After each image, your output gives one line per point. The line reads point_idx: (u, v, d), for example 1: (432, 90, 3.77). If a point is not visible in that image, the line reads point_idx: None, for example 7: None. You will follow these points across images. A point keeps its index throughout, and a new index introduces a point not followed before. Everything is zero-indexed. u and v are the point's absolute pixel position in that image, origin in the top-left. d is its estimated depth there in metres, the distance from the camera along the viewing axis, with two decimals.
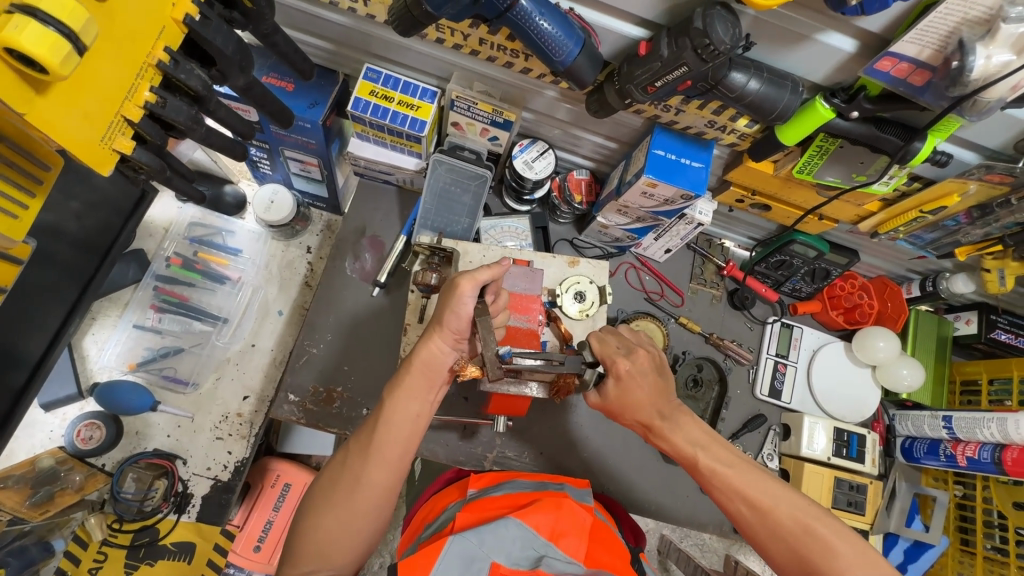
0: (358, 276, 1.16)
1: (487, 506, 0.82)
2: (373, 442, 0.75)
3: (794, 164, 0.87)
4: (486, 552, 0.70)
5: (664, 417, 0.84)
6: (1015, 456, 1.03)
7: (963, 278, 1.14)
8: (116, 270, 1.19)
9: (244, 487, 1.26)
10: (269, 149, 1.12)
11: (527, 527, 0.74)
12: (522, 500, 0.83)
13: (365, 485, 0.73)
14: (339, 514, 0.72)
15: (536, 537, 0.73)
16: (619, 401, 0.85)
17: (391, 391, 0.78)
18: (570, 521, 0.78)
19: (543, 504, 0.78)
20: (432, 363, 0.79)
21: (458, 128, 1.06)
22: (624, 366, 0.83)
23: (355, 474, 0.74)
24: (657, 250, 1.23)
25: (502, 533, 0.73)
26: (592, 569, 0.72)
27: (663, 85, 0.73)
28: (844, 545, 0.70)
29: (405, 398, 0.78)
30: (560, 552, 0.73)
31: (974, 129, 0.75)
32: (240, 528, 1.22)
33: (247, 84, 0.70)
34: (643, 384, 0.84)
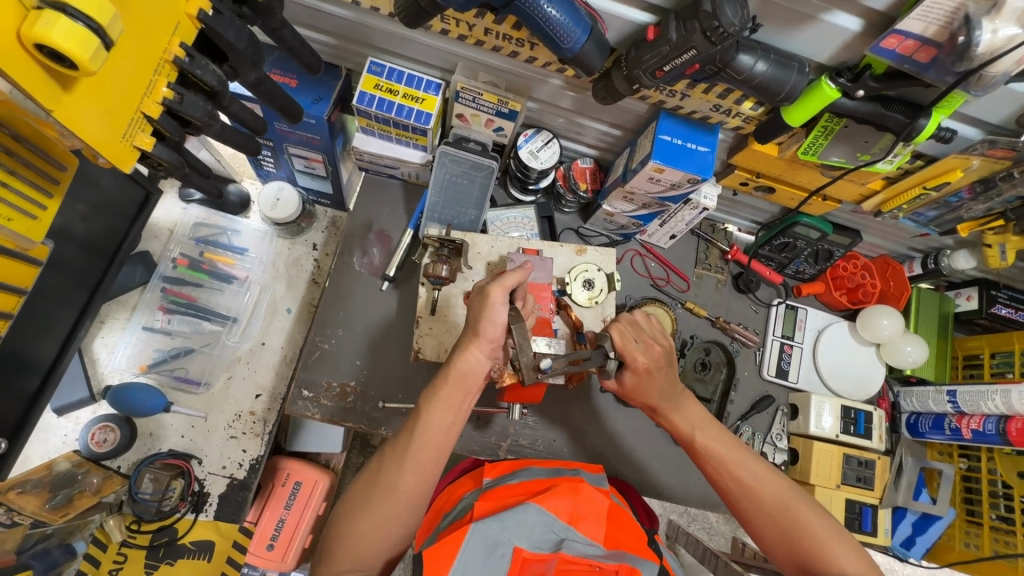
0: (366, 271, 1.16)
1: (506, 492, 0.83)
2: (410, 451, 0.77)
3: (799, 145, 0.89)
4: (508, 538, 0.71)
5: (670, 400, 0.86)
6: (1020, 426, 1.04)
7: (964, 254, 1.15)
8: (122, 272, 1.18)
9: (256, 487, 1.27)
10: (274, 146, 1.13)
11: (546, 512, 0.75)
12: (540, 487, 0.85)
13: (400, 492, 0.75)
14: (376, 521, 0.74)
15: (556, 521, 0.74)
16: (636, 388, 0.85)
17: (427, 402, 0.79)
18: (589, 505, 0.78)
19: (561, 489, 0.78)
20: (469, 372, 0.79)
21: (463, 120, 1.05)
22: (643, 361, 0.82)
23: (390, 482, 0.76)
24: (662, 236, 1.24)
25: (522, 518, 0.73)
26: (612, 550, 0.74)
27: (672, 70, 0.74)
28: (819, 523, 0.78)
29: (440, 409, 0.78)
30: (580, 536, 0.74)
31: (977, 105, 0.76)
32: (254, 525, 1.23)
33: (257, 79, 0.70)
34: (659, 377, 0.84)
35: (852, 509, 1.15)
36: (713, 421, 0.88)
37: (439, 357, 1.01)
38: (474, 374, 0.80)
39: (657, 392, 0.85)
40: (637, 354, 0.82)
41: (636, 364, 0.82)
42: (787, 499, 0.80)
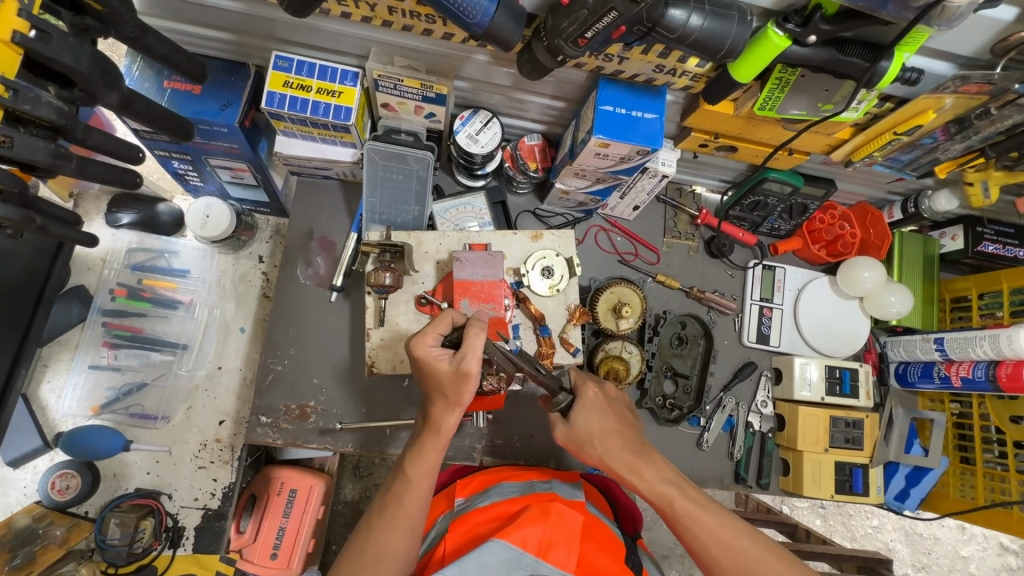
0: (313, 282, 1.09)
1: (475, 519, 0.80)
2: (401, 516, 0.77)
3: (754, 101, 0.80)
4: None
5: (638, 454, 0.81)
6: (1010, 371, 1.00)
7: (945, 194, 1.08)
8: (58, 312, 1.12)
9: (250, 497, 1.21)
10: (192, 159, 1.04)
11: (513, 546, 0.71)
12: (511, 509, 0.81)
13: (387, 555, 0.76)
14: None
15: (523, 556, 0.70)
16: (584, 433, 0.82)
17: (411, 462, 0.81)
18: (561, 529, 0.74)
19: (530, 516, 0.75)
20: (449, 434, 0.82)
21: (389, 109, 0.97)
22: (592, 391, 0.84)
23: (378, 546, 0.76)
24: (625, 209, 1.17)
25: (485, 561, 0.69)
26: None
27: (595, 36, 0.64)
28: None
29: (422, 468, 0.80)
30: (551, 568, 0.70)
31: (945, 37, 0.67)
32: (252, 538, 1.18)
33: (124, 100, 0.62)
34: (608, 418, 0.83)
35: (843, 472, 1.12)
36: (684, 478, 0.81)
37: (395, 369, 0.96)
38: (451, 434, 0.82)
39: (603, 433, 0.82)
40: (590, 387, 0.85)
41: (587, 397, 0.84)
42: (777, 559, 0.75)
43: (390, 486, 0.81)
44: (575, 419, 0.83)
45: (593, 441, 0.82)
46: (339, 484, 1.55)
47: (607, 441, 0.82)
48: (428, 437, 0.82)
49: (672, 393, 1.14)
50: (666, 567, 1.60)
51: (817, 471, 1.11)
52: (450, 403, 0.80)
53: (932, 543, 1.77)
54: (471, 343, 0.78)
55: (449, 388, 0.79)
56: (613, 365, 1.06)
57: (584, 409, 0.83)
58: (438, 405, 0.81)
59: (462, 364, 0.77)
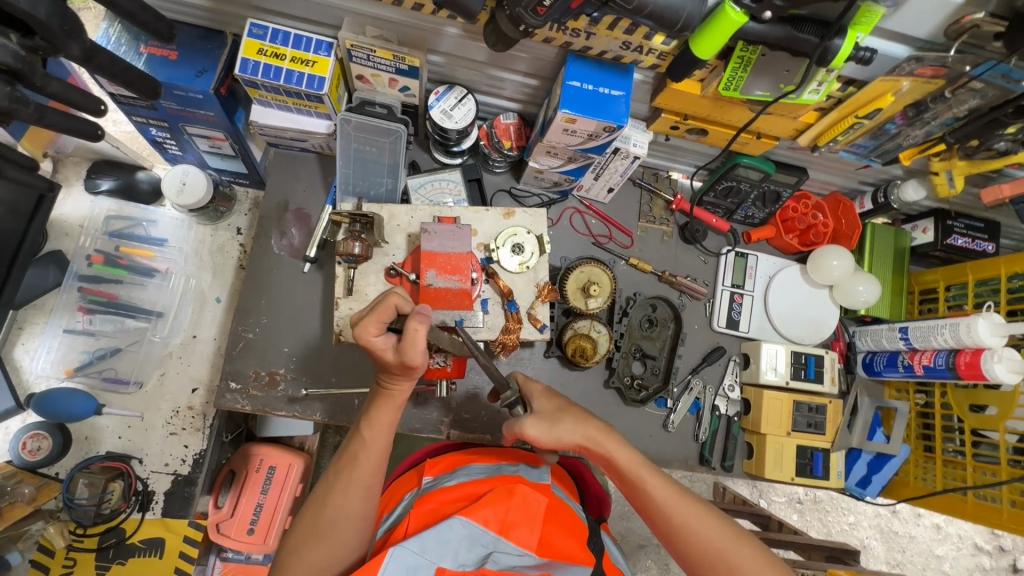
0: (287, 253, 1.10)
1: (441, 498, 0.82)
2: (355, 476, 0.79)
3: (719, 80, 0.82)
4: (429, 560, 0.69)
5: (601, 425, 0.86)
6: (968, 359, 1.01)
7: (914, 184, 1.10)
8: (32, 274, 1.13)
9: (229, 473, 1.28)
10: (170, 126, 1.05)
11: (474, 524, 0.75)
12: (477, 490, 0.84)
13: (345, 517, 0.77)
14: (329, 552, 0.75)
15: (484, 533, 0.75)
16: (551, 416, 0.86)
17: (367, 423, 0.83)
18: (523, 511, 0.78)
19: (493, 497, 0.79)
20: (397, 397, 0.84)
21: (364, 81, 0.98)
22: (539, 386, 0.92)
23: (336, 509, 0.77)
24: (600, 191, 1.18)
25: (447, 536, 0.73)
26: (545, 558, 0.75)
27: (553, 5, 0.65)
28: (749, 550, 0.76)
29: (378, 426, 0.83)
30: (511, 546, 0.75)
31: (899, 18, 0.68)
32: (229, 513, 1.25)
33: (85, 52, 0.63)
34: (555, 397, 0.90)
35: (804, 455, 1.14)
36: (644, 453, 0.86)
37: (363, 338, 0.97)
38: (403, 399, 0.85)
39: (564, 408, 0.88)
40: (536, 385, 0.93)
41: (536, 387, 0.92)
42: (724, 526, 0.78)
43: (345, 448, 0.82)
44: (536, 404, 0.89)
45: (561, 418, 0.86)
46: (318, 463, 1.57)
47: (573, 416, 0.86)
48: (381, 403, 0.84)
49: (641, 374, 1.16)
50: (640, 556, 1.61)
51: (779, 455, 1.12)
52: (399, 375, 0.81)
53: (907, 541, 1.78)
54: (415, 333, 0.75)
55: (395, 368, 0.80)
56: (580, 343, 1.08)
57: (538, 396, 0.90)
58: (388, 377, 0.83)
59: (406, 358, 0.77)
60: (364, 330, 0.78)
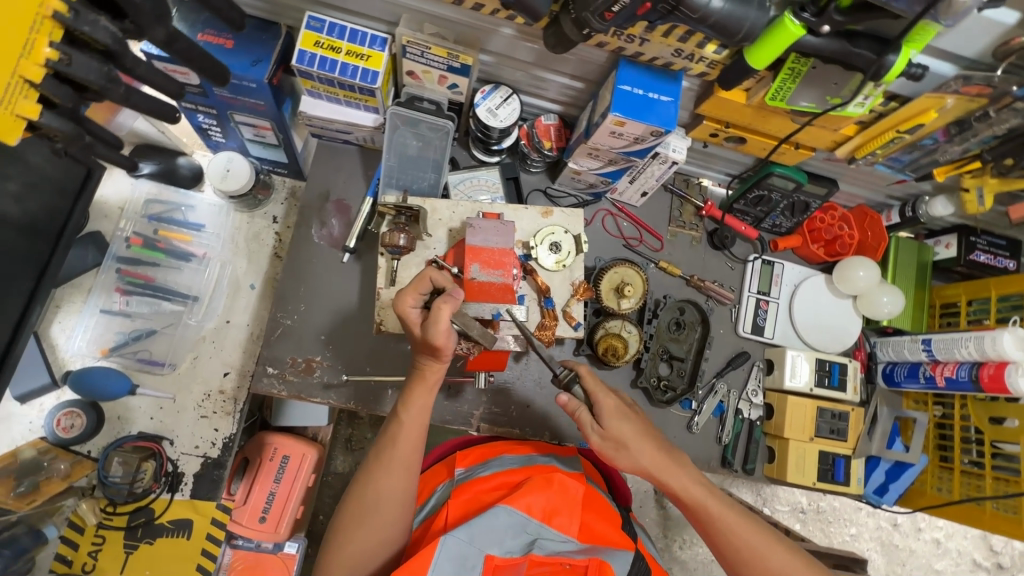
0: (327, 243, 1.11)
1: (477, 488, 0.85)
2: (393, 458, 0.82)
3: (767, 90, 0.84)
4: (477, 548, 0.74)
5: (666, 453, 0.89)
6: (992, 372, 1.04)
7: (943, 200, 1.13)
8: (73, 254, 1.14)
9: (244, 462, 1.29)
10: (218, 113, 1.06)
11: (518, 512, 0.77)
12: (513, 479, 0.87)
13: (385, 498, 0.81)
14: (376, 530, 0.80)
15: (529, 521, 0.78)
16: (615, 437, 0.88)
17: (403, 406, 0.86)
18: (563, 497, 0.81)
19: (534, 485, 0.80)
20: (432, 378, 0.86)
21: (414, 77, 1.00)
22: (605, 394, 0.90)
23: (377, 490, 0.81)
24: (633, 194, 1.20)
25: (493, 524, 0.76)
26: (586, 543, 0.79)
27: (621, 10, 0.68)
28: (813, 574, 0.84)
29: (415, 410, 0.85)
30: (553, 533, 0.78)
31: (951, 37, 0.71)
32: (243, 501, 1.26)
33: (169, 38, 0.65)
34: (627, 420, 0.89)
35: (826, 461, 1.16)
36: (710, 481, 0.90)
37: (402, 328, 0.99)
38: (437, 381, 0.87)
39: (635, 436, 0.88)
40: (606, 395, 0.90)
41: (607, 404, 0.89)
42: (791, 556, 0.85)
43: (383, 431, 0.86)
44: (607, 424, 0.88)
45: (628, 444, 0.88)
46: (330, 455, 1.59)
47: (641, 446, 0.88)
48: (415, 384, 0.86)
49: (668, 375, 1.18)
50: None
51: (801, 460, 1.14)
52: (430, 355, 0.84)
53: (907, 555, 1.80)
54: (436, 310, 0.79)
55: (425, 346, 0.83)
56: (611, 342, 1.10)
57: (609, 416, 0.89)
58: (426, 360, 0.85)
59: (432, 338, 0.80)
60: (401, 299, 0.83)
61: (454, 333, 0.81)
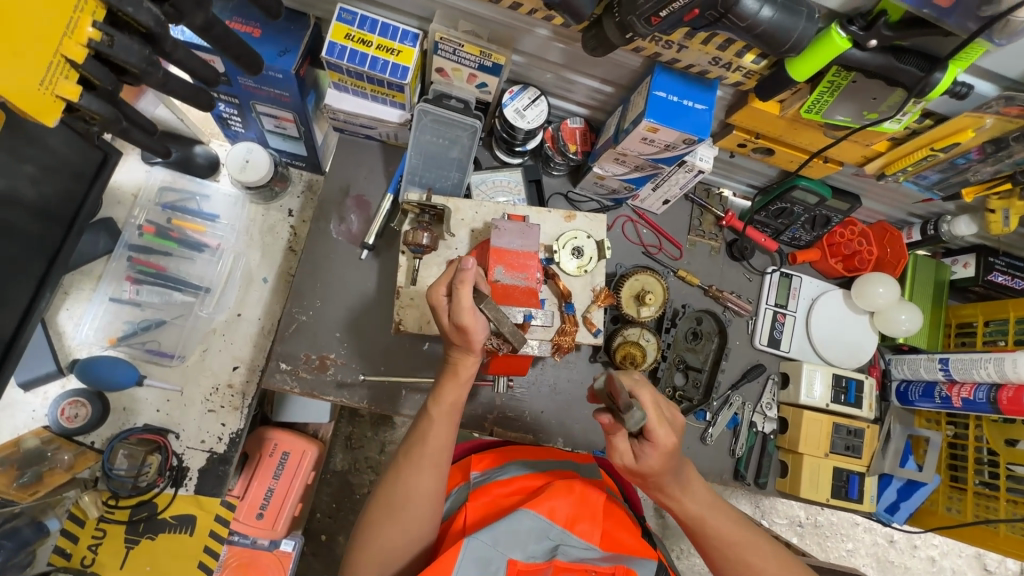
0: (345, 239, 1.10)
1: (497, 491, 0.84)
2: (424, 455, 0.81)
3: (803, 103, 0.83)
4: (501, 552, 0.72)
5: (679, 480, 0.78)
6: (1011, 395, 1.04)
7: (966, 220, 1.12)
8: (85, 241, 1.11)
9: (242, 456, 1.26)
10: (239, 103, 1.04)
11: (541, 517, 0.76)
12: (533, 484, 0.85)
13: (415, 495, 0.79)
14: (403, 528, 0.79)
15: (552, 527, 0.76)
16: (643, 466, 0.75)
17: (433, 402, 0.84)
18: (585, 505, 0.79)
19: (557, 489, 0.78)
20: (465, 375, 0.85)
21: (442, 74, 0.98)
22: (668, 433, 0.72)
23: (407, 487, 0.79)
24: (655, 202, 1.19)
25: (517, 528, 0.74)
26: (609, 551, 0.76)
27: (668, 16, 0.67)
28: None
29: (446, 406, 0.84)
30: (577, 540, 0.76)
31: (996, 57, 0.70)
32: (240, 497, 1.23)
33: (206, 23, 0.64)
34: (675, 458, 0.74)
35: (840, 477, 1.16)
36: (716, 497, 0.82)
37: (421, 329, 0.97)
38: (469, 377, 0.86)
39: (666, 470, 0.75)
40: (668, 433, 0.71)
41: (665, 443, 0.72)
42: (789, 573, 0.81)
43: (414, 427, 0.85)
44: (644, 459, 0.74)
45: (655, 474, 0.75)
46: (329, 453, 1.56)
47: (661, 476, 0.76)
48: (446, 380, 0.84)
49: (683, 386, 1.17)
50: None
51: (815, 474, 1.14)
52: (462, 347, 0.83)
53: None
54: (461, 297, 0.77)
55: (456, 337, 0.81)
56: (629, 350, 1.09)
57: (655, 452, 0.73)
58: (457, 353, 0.84)
59: (457, 318, 0.77)
60: (432, 288, 0.81)
61: (481, 313, 0.78)
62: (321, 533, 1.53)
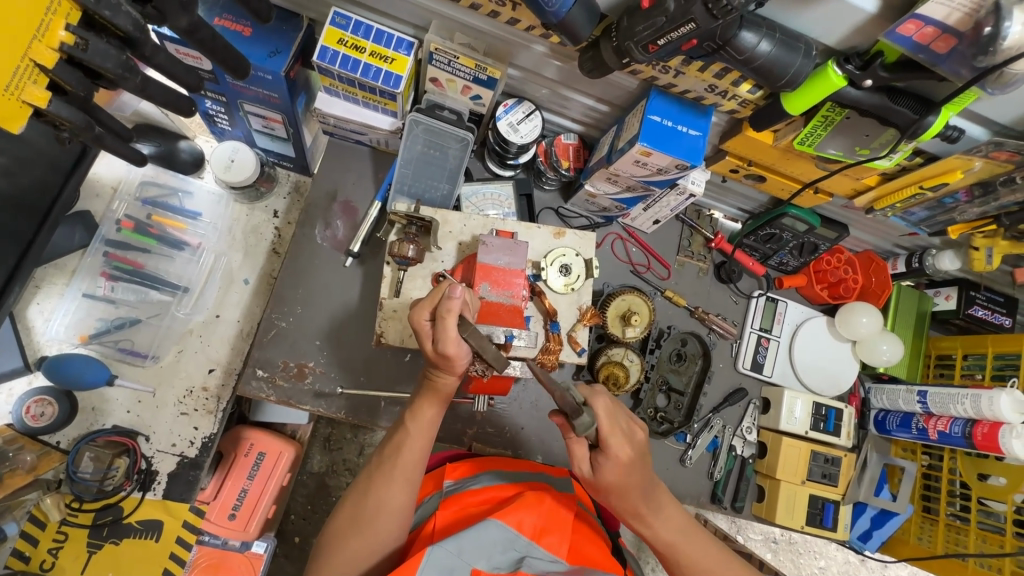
0: (330, 245, 1.08)
1: (468, 500, 0.82)
2: (397, 467, 0.79)
3: (796, 134, 0.82)
4: (465, 561, 0.69)
5: (652, 508, 0.78)
6: (986, 430, 1.05)
7: (950, 256, 1.14)
8: (59, 234, 1.08)
9: (216, 456, 1.23)
10: (227, 101, 1.01)
11: (508, 527, 0.75)
12: (503, 494, 0.84)
13: (385, 508, 0.78)
14: (367, 544, 0.77)
15: (518, 538, 0.74)
16: (606, 482, 0.76)
17: (411, 417, 0.83)
18: (554, 518, 0.79)
19: (526, 501, 0.78)
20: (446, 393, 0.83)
21: (437, 84, 0.97)
22: (625, 450, 0.74)
23: (378, 500, 0.78)
24: (645, 221, 1.18)
25: (483, 536, 0.72)
26: (576, 565, 0.75)
27: (666, 44, 0.66)
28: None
29: (421, 424, 0.82)
30: (543, 552, 0.75)
31: (988, 103, 0.71)
32: (212, 498, 1.20)
33: (191, 25, 0.63)
34: (636, 473, 0.75)
35: (815, 505, 1.17)
36: (690, 522, 0.83)
37: (403, 342, 0.95)
38: (448, 393, 0.84)
39: (631, 489, 0.76)
40: (620, 442, 0.73)
41: (619, 455, 0.73)
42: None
43: (389, 439, 0.84)
44: (603, 472, 0.75)
45: (618, 492, 0.76)
46: (307, 454, 1.54)
47: (630, 498, 0.76)
48: (425, 396, 0.83)
49: (664, 407, 1.16)
50: None
51: (791, 502, 1.14)
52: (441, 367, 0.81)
53: None
54: (442, 327, 0.75)
55: (438, 362, 0.80)
56: (613, 370, 1.08)
57: (611, 467, 0.74)
58: (434, 371, 0.82)
59: (443, 347, 0.76)
60: (416, 306, 0.80)
61: (465, 341, 0.77)
62: (294, 535, 1.50)
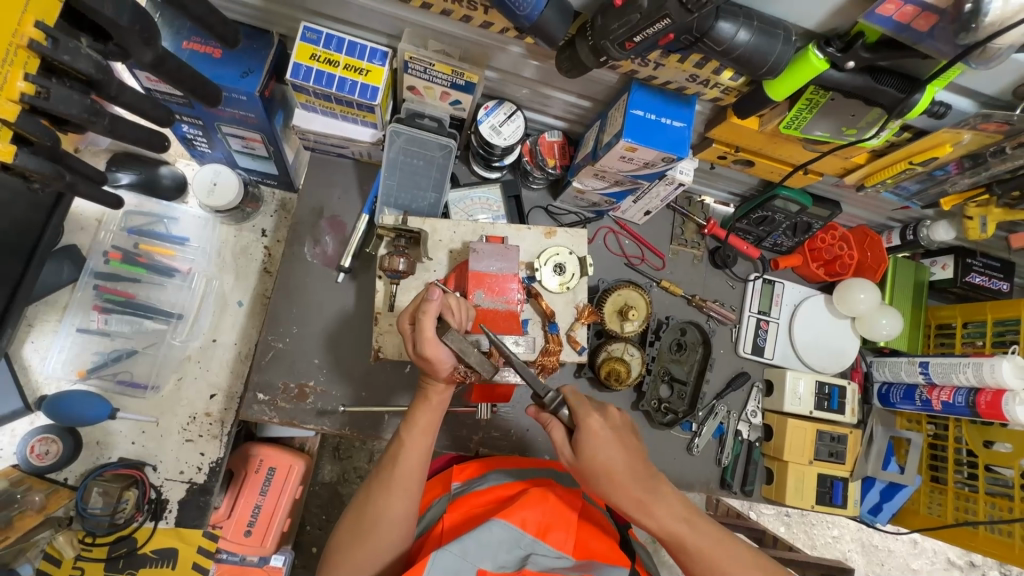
0: (320, 261, 1.07)
1: (474, 501, 0.83)
2: (395, 478, 0.79)
3: (782, 119, 0.81)
4: (470, 563, 0.69)
5: (648, 491, 0.76)
6: (988, 399, 1.05)
7: (944, 226, 1.12)
8: (47, 271, 1.07)
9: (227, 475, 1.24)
10: (203, 124, 0.99)
11: (512, 526, 0.75)
12: (507, 494, 0.84)
13: (386, 519, 0.77)
14: (374, 553, 0.77)
15: (523, 535, 0.75)
16: (590, 465, 0.77)
17: (406, 430, 0.82)
18: (559, 514, 0.79)
19: (530, 499, 0.79)
20: (442, 401, 0.84)
21: (415, 93, 0.95)
22: (595, 423, 0.77)
23: (378, 509, 0.78)
24: (636, 213, 1.17)
25: (486, 539, 0.72)
26: (582, 559, 0.75)
27: (643, 41, 0.65)
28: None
29: (419, 433, 0.82)
30: (548, 548, 0.75)
31: (972, 75, 0.70)
32: (228, 514, 1.21)
33: (155, 58, 0.63)
34: (619, 449, 0.77)
35: (824, 484, 1.17)
36: (695, 510, 0.78)
37: (402, 356, 0.95)
38: (443, 401, 0.84)
39: (618, 469, 0.76)
40: (591, 416, 0.78)
41: (592, 428, 0.77)
42: None
43: (386, 451, 0.82)
44: (582, 452, 0.77)
45: (604, 472, 0.76)
46: (317, 464, 1.55)
47: (618, 477, 0.76)
48: (418, 406, 0.83)
49: (668, 398, 1.16)
50: None
51: (800, 482, 1.15)
52: (432, 375, 0.81)
53: (886, 556, 1.76)
54: (421, 329, 0.76)
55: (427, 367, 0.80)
56: (614, 366, 1.07)
57: (588, 443, 0.77)
58: (427, 379, 0.82)
59: (422, 350, 0.77)
60: (400, 316, 0.80)
61: (445, 344, 0.76)
62: (311, 546, 1.51)
